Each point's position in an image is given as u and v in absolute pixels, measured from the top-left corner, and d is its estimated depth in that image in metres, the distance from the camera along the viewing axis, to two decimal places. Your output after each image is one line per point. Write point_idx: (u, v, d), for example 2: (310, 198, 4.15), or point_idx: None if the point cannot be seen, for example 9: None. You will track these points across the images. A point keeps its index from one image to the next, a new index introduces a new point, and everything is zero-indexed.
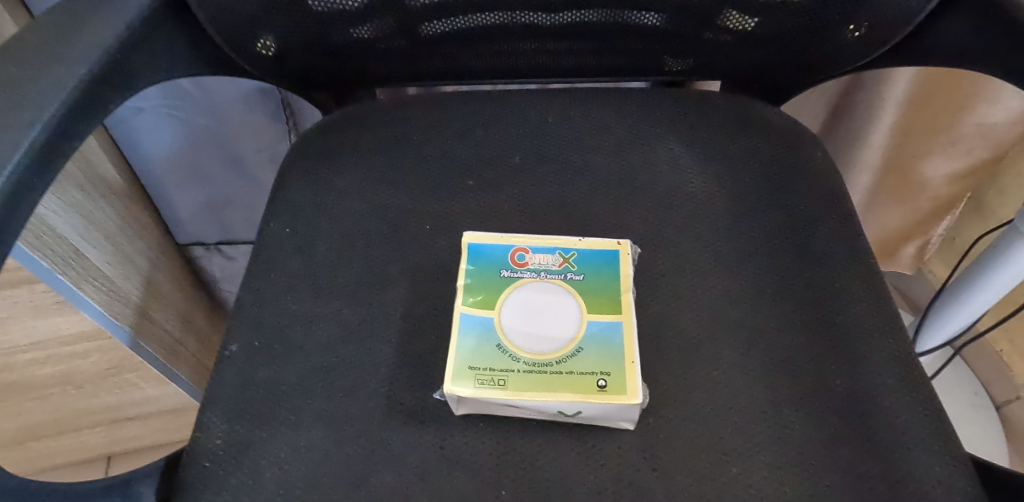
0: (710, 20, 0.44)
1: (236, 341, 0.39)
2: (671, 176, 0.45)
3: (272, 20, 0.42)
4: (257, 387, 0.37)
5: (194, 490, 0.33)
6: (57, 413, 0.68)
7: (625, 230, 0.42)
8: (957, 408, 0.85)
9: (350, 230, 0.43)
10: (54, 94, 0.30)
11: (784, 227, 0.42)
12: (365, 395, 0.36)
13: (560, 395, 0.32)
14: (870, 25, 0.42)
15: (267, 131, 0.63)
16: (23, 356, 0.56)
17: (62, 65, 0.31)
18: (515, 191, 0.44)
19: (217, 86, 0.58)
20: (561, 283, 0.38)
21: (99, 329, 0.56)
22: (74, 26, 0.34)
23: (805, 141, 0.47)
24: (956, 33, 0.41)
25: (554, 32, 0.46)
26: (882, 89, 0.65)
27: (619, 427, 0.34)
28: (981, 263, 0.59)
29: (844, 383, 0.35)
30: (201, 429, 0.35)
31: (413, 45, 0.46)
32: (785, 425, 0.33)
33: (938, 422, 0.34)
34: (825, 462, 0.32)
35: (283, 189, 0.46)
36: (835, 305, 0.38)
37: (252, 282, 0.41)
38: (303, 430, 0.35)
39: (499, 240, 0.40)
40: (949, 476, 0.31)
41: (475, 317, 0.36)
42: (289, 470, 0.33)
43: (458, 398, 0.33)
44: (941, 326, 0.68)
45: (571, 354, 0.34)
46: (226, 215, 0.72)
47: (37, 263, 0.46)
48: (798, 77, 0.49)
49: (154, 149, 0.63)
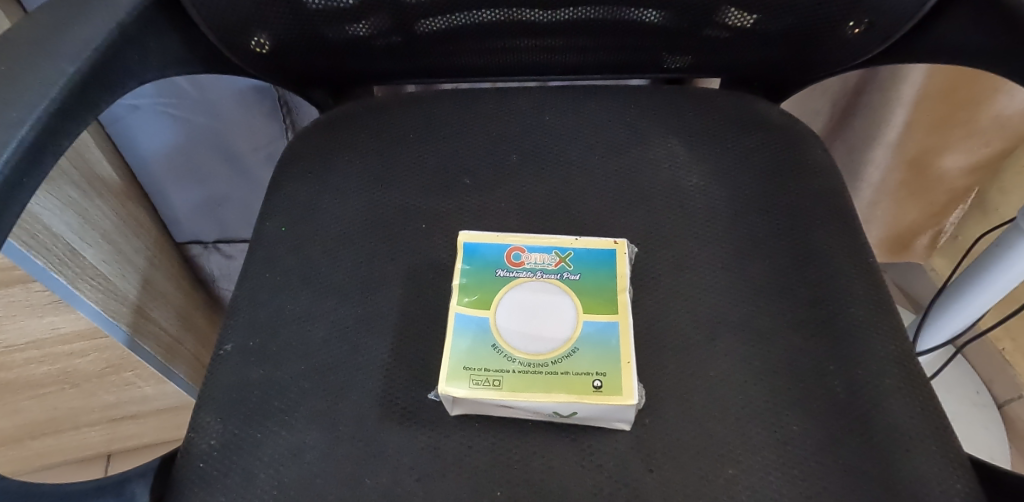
0: (709, 16, 0.44)
1: (231, 342, 0.38)
2: (670, 175, 0.44)
3: (267, 17, 0.41)
4: (250, 387, 0.36)
5: (187, 491, 0.33)
6: (55, 411, 0.67)
7: (623, 229, 0.42)
8: (959, 407, 0.84)
9: (345, 229, 0.42)
10: (43, 92, 0.29)
11: (784, 227, 0.41)
12: (360, 395, 0.35)
13: (556, 396, 0.32)
14: (869, 22, 0.41)
15: (265, 129, 0.63)
16: (19, 355, 0.56)
17: (50, 63, 0.31)
18: (512, 189, 0.44)
19: (213, 83, 0.57)
20: (557, 283, 0.37)
21: (95, 328, 0.55)
22: (64, 23, 0.33)
23: (806, 140, 0.47)
24: (956, 29, 0.40)
25: (553, 29, 0.45)
26: (889, 87, 0.64)
27: (615, 427, 0.33)
28: (983, 263, 0.58)
29: (843, 384, 0.34)
30: (196, 430, 0.35)
31: (409, 42, 0.46)
32: (784, 425, 0.33)
33: (936, 423, 0.33)
34: (823, 465, 0.32)
35: (280, 187, 0.46)
36: (835, 304, 0.38)
37: (247, 281, 0.41)
38: (296, 431, 0.34)
39: (495, 239, 0.39)
40: (949, 478, 0.31)
41: (471, 317, 0.36)
42: (284, 470, 0.33)
43: (453, 399, 0.33)
44: (942, 325, 0.67)
45: (567, 354, 0.34)
46: (223, 213, 0.72)
47: (32, 263, 0.46)
48: (796, 75, 0.49)
49: (151, 146, 0.62)
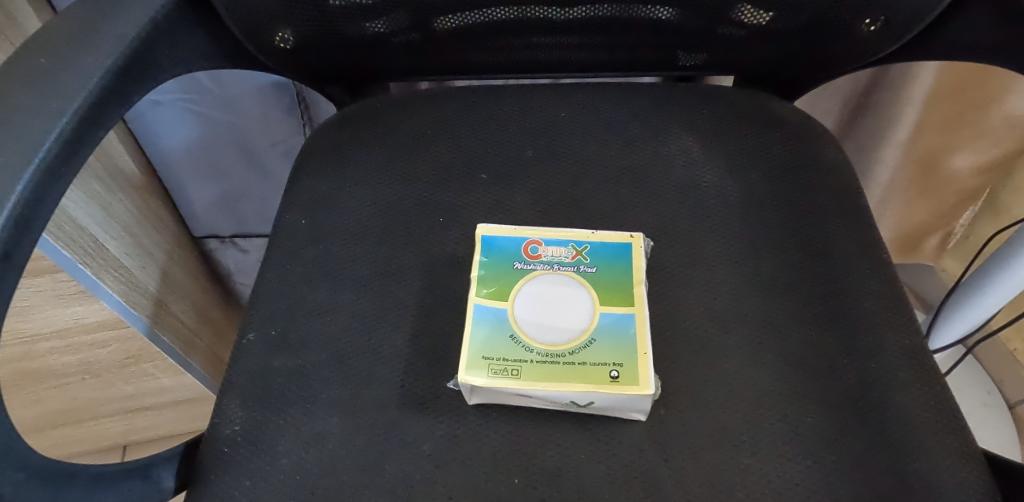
0: (724, 13, 0.44)
1: (253, 331, 0.39)
2: (685, 171, 0.45)
3: (290, 14, 0.42)
4: (272, 374, 0.37)
5: (212, 475, 0.34)
6: (76, 401, 0.69)
7: (638, 224, 0.42)
8: (970, 407, 0.84)
9: (363, 222, 0.43)
10: (81, 85, 0.30)
11: (797, 222, 0.42)
12: (380, 384, 0.36)
13: (574, 385, 0.33)
14: (885, 19, 0.42)
15: (282, 126, 0.64)
16: (44, 344, 0.57)
17: (86, 57, 0.32)
18: (527, 185, 0.45)
19: (232, 79, 0.58)
20: (573, 275, 0.38)
21: (118, 318, 0.57)
22: (98, 19, 0.34)
23: (819, 137, 0.47)
24: (971, 26, 0.40)
25: (569, 25, 0.46)
26: (902, 86, 0.65)
27: (631, 418, 0.34)
28: (994, 262, 0.58)
29: (857, 378, 0.35)
30: (219, 417, 0.36)
31: (427, 39, 0.47)
32: (798, 418, 0.34)
33: (950, 415, 0.34)
34: (836, 456, 0.32)
35: (299, 182, 0.47)
36: (849, 299, 0.38)
37: (267, 272, 0.42)
38: (318, 419, 0.35)
39: (512, 232, 0.40)
40: (963, 470, 0.31)
41: (489, 308, 0.36)
42: (306, 456, 0.34)
43: (471, 387, 0.34)
44: (953, 324, 0.67)
45: (584, 345, 0.35)
46: (240, 208, 0.73)
47: (59, 253, 0.48)
48: (810, 73, 0.49)
49: (171, 142, 0.64)
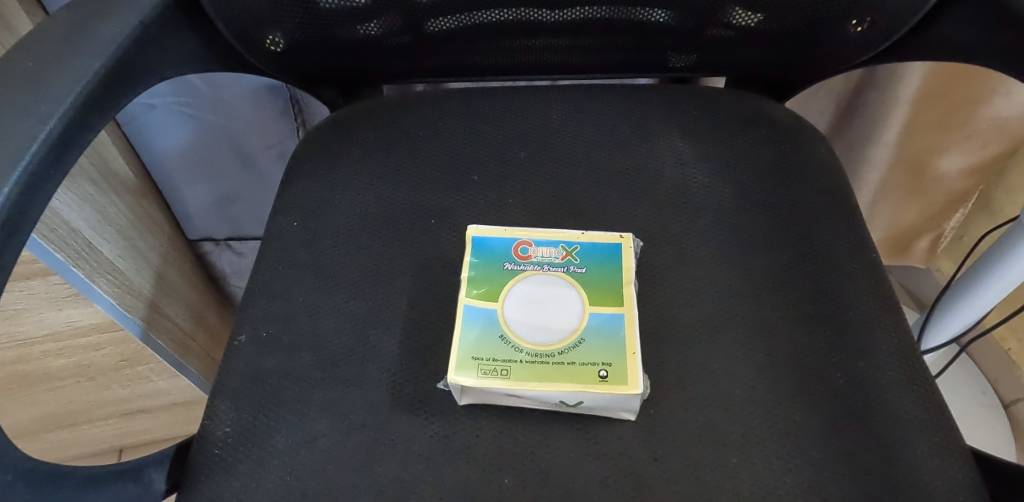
0: (714, 16, 0.44)
1: (245, 332, 0.39)
2: (675, 171, 0.45)
3: (282, 17, 0.42)
4: (264, 376, 0.37)
5: (202, 476, 0.34)
6: (70, 404, 0.69)
7: (629, 225, 0.42)
8: (965, 407, 0.84)
9: (355, 224, 0.43)
10: (70, 87, 0.30)
11: (788, 223, 0.42)
12: (372, 385, 0.36)
13: (563, 385, 0.33)
14: (872, 21, 0.42)
15: (276, 128, 0.64)
16: (38, 348, 0.57)
17: (76, 58, 0.32)
18: (519, 185, 0.45)
19: (226, 81, 0.58)
20: (563, 276, 0.38)
21: (111, 322, 0.57)
22: (88, 21, 0.35)
23: (809, 137, 0.47)
24: (957, 28, 0.41)
25: (559, 28, 0.46)
26: (892, 87, 0.65)
27: (620, 417, 0.34)
28: (986, 261, 0.59)
29: (845, 377, 0.35)
30: (211, 418, 0.36)
31: (419, 41, 0.47)
32: (786, 416, 0.34)
33: (938, 413, 0.34)
34: (824, 455, 0.32)
35: (291, 183, 0.47)
36: (837, 299, 0.38)
37: (259, 274, 0.42)
38: (309, 420, 0.35)
39: (503, 233, 0.40)
40: (952, 468, 0.32)
41: (479, 309, 0.36)
42: (297, 457, 0.34)
43: (461, 388, 0.34)
44: (945, 324, 0.68)
45: (573, 345, 0.35)
46: (235, 210, 0.73)
47: (52, 256, 0.48)
48: (799, 74, 0.49)
49: (165, 145, 0.64)
